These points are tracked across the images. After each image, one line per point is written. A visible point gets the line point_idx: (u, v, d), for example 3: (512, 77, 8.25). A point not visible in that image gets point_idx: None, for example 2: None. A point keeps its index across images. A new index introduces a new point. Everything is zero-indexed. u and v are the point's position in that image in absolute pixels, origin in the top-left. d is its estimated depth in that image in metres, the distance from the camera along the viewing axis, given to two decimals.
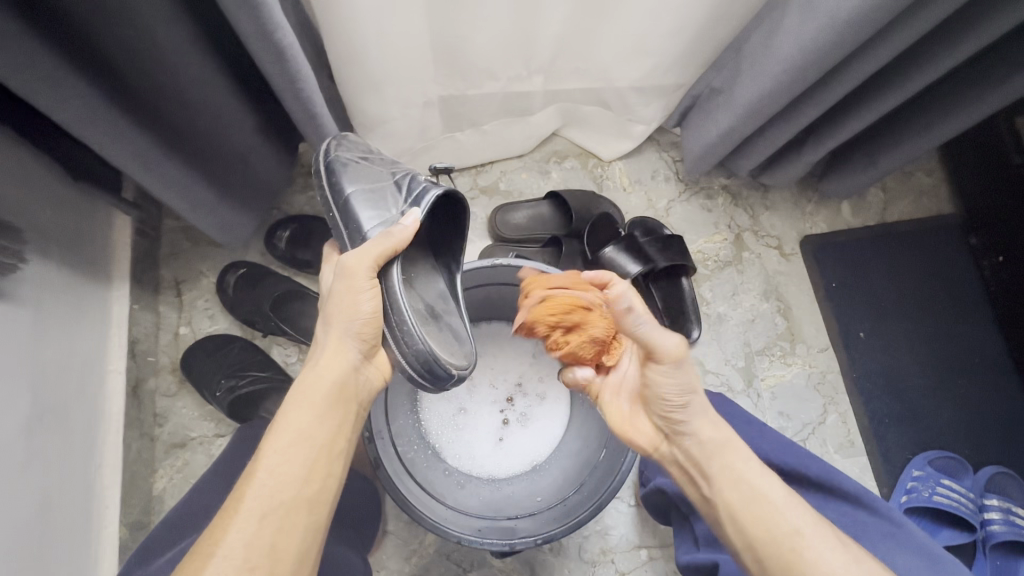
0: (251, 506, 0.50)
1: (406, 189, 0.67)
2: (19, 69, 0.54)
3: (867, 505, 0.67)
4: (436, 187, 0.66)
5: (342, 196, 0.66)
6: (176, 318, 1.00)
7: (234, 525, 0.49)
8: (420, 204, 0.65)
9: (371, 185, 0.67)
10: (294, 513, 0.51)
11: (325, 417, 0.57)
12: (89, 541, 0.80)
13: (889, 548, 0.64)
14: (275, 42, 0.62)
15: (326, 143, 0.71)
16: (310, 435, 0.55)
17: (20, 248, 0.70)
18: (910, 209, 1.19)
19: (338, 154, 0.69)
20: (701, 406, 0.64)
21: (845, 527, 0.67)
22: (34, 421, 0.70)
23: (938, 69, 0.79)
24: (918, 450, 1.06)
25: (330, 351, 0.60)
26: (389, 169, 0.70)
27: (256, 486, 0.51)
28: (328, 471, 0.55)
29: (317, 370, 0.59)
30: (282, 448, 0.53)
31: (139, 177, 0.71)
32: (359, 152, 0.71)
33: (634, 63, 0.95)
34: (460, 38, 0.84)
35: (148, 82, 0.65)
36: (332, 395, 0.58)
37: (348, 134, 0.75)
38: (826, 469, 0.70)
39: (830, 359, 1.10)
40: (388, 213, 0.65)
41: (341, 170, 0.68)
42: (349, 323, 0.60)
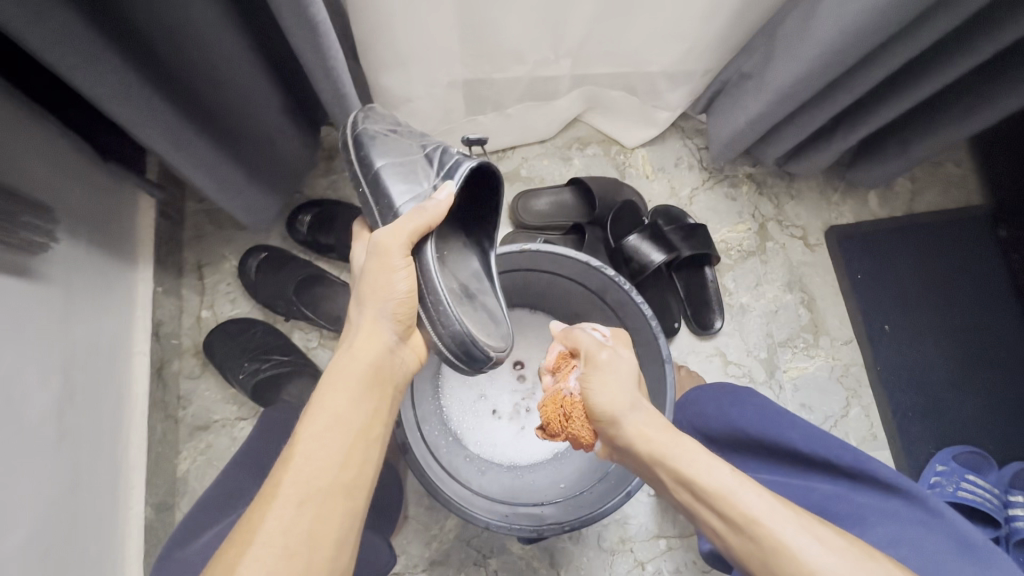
0: (288, 491, 0.50)
1: (437, 164, 0.66)
2: (56, 46, 0.53)
3: (901, 494, 0.65)
4: (471, 158, 0.64)
5: (373, 170, 0.65)
6: (199, 302, 1.00)
7: (273, 509, 0.49)
8: (453, 177, 0.63)
9: (401, 159, 0.66)
10: (331, 498, 0.51)
11: (360, 400, 0.56)
12: (117, 520, 0.81)
13: (923, 535, 0.61)
14: (308, 18, 0.61)
15: (353, 116, 0.70)
16: (345, 419, 0.55)
17: (52, 228, 0.70)
18: (939, 200, 1.17)
19: (368, 126, 0.68)
20: (630, 415, 0.62)
21: (876, 514, 0.65)
22: (62, 401, 0.71)
23: (984, 52, 0.76)
24: (942, 444, 1.05)
25: (363, 334, 0.60)
26: (419, 143, 0.69)
27: (292, 471, 0.51)
28: (365, 457, 0.55)
29: (352, 352, 0.59)
30: (318, 432, 0.53)
31: (171, 158, 0.71)
32: (388, 125, 0.70)
33: (664, 46, 0.93)
34: (490, 20, 0.82)
35: (180, 61, 0.64)
36: (368, 377, 0.58)
37: (375, 106, 0.74)
38: (859, 457, 0.67)
39: (853, 351, 1.09)
40: (419, 188, 0.64)
41: (370, 144, 0.66)
42: (385, 304, 0.60)
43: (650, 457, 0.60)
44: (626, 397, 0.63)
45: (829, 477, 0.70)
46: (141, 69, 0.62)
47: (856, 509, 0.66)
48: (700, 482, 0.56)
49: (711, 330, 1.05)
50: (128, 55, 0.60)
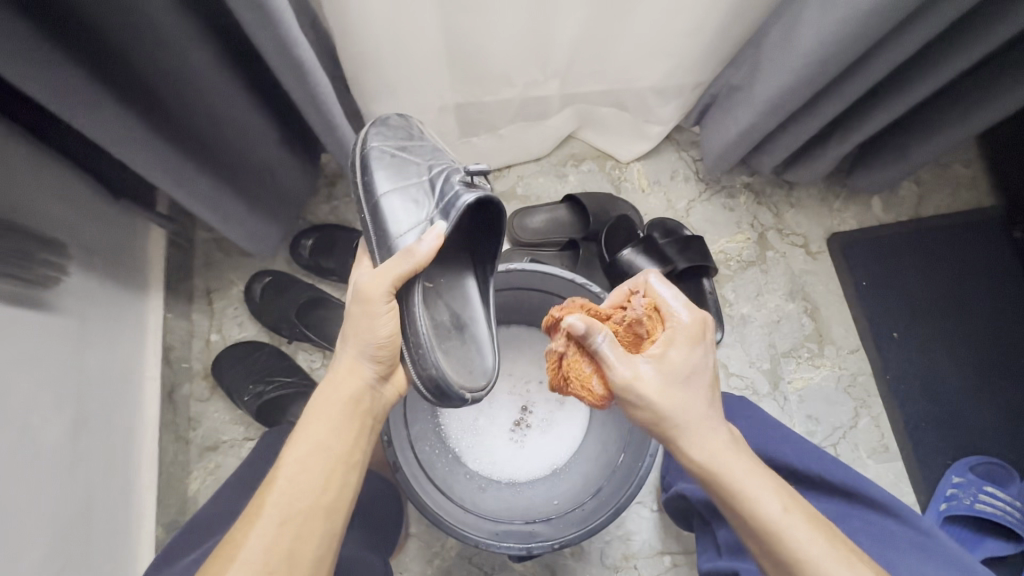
0: (271, 512, 0.52)
1: (439, 193, 0.66)
2: (61, 96, 0.57)
3: (893, 514, 0.64)
4: (470, 191, 0.63)
5: (374, 198, 0.67)
6: (207, 326, 1.03)
7: (256, 528, 0.52)
8: (449, 214, 0.63)
9: (403, 188, 0.67)
10: (311, 521, 0.53)
11: (341, 429, 0.58)
12: (129, 539, 0.84)
13: (920, 559, 0.60)
14: (294, 57, 0.64)
15: (366, 131, 0.72)
16: (327, 446, 0.57)
17: (63, 262, 0.74)
18: (946, 202, 1.14)
19: (375, 151, 0.69)
20: (680, 427, 0.58)
21: (870, 538, 0.64)
22: (77, 425, 0.75)
23: (974, 52, 0.75)
24: (957, 455, 1.02)
25: (345, 366, 0.61)
26: (424, 167, 0.70)
27: (276, 493, 0.53)
28: (345, 482, 0.56)
29: (333, 385, 0.61)
30: (300, 458, 0.55)
31: (174, 193, 0.75)
32: (397, 144, 0.71)
33: (651, 64, 0.94)
34: (476, 46, 0.85)
35: (180, 106, 0.68)
36: (348, 410, 0.59)
37: (391, 115, 0.75)
38: (851, 476, 0.68)
39: (860, 360, 1.07)
40: (418, 220, 0.65)
41: (375, 170, 0.68)
42: (365, 343, 0.60)
43: (699, 471, 0.58)
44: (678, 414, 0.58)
45: (824, 495, 0.69)
46: (144, 115, 0.66)
47: (853, 530, 0.65)
48: (748, 512, 0.55)
49: None
50: (132, 104, 0.64)
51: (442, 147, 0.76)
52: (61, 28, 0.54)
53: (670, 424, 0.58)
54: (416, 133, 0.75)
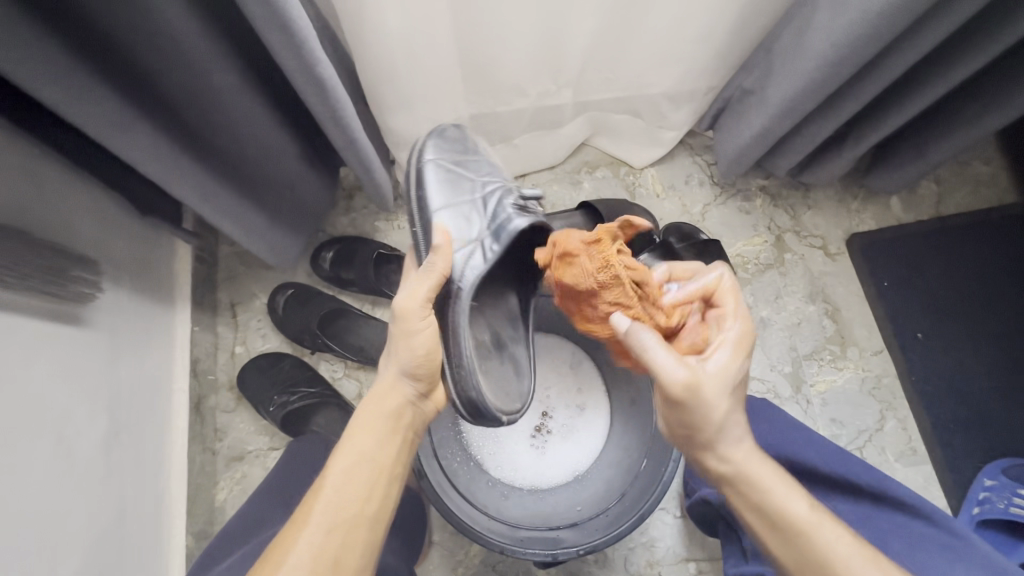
0: (318, 519, 0.54)
1: (491, 214, 0.66)
2: (93, 117, 0.60)
3: (923, 517, 0.63)
4: (525, 218, 0.63)
5: (428, 211, 0.66)
6: (232, 338, 1.06)
7: (304, 534, 0.53)
8: (502, 235, 0.63)
9: (455, 205, 0.67)
10: (355, 529, 0.55)
11: (384, 442, 0.60)
12: (160, 548, 0.86)
13: (948, 560, 0.58)
14: (316, 76, 0.66)
15: (422, 140, 0.72)
16: (372, 458, 0.59)
17: (97, 278, 0.77)
18: (968, 200, 1.12)
19: (430, 161, 0.69)
20: (721, 431, 0.58)
21: (899, 543, 0.61)
22: (110, 437, 0.77)
23: (988, 52, 0.74)
24: (989, 457, 1.00)
25: (386, 380, 0.63)
26: (477, 185, 0.70)
27: (323, 502, 0.55)
28: (387, 492, 0.58)
29: (376, 400, 0.62)
30: (346, 469, 0.57)
31: (200, 208, 0.77)
32: (452, 156, 0.71)
33: (663, 70, 0.95)
34: (490, 59, 0.87)
35: (206, 125, 0.71)
36: (390, 423, 0.61)
37: (444, 125, 0.75)
38: (880, 480, 0.67)
39: (884, 362, 1.05)
40: (469, 238, 0.65)
41: (429, 182, 0.68)
42: (405, 360, 0.62)
43: (723, 475, 0.59)
44: (722, 417, 0.57)
45: (850, 498, 0.68)
46: (170, 133, 0.69)
47: (880, 536, 0.63)
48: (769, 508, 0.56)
49: None
50: (159, 123, 0.67)
51: (493, 163, 0.76)
52: (94, 53, 0.57)
53: (709, 425, 0.57)
54: (469, 145, 0.76)
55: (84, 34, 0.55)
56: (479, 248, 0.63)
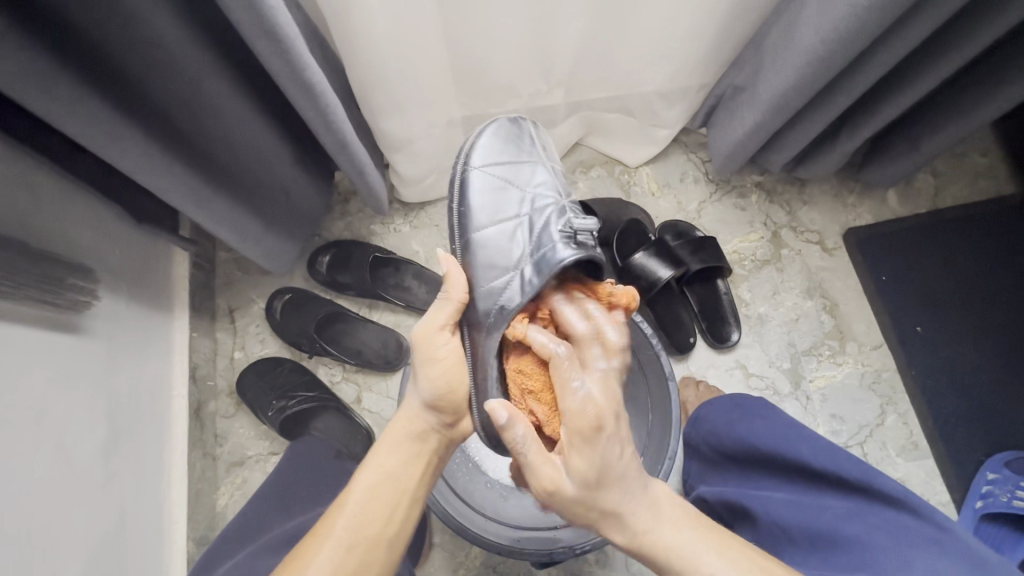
0: (339, 535, 0.56)
1: (536, 236, 0.66)
2: (88, 128, 0.60)
3: (911, 509, 0.61)
4: (571, 251, 0.61)
5: (468, 229, 0.68)
6: (231, 343, 1.06)
7: (325, 548, 0.56)
8: (542, 270, 0.62)
9: (497, 227, 0.67)
10: (374, 549, 0.57)
11: (409, 464, 0.63)
12: (162, 555, 0.87)
13: (932, 556, 0.56)
14: (305, 81, 0.67)
15: (469, 145, 0.73)
16: (396, 478, 0.61)
17: (94, 287, 0.78)
18: (966, 192, 1.12)
19: (478, 171, 0.70)
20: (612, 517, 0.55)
21: (886, 534, 0.60)
22: (110, 443, 0.78)
23: (978, 41, 0.74)
24: (992, 451, 0.99)
25: (410, 406, 0.65)
26: (521, 204, 0.69)
27: (345, 518, 0.57)
28: (408, 514, 0.61)
29: (403, 420, 0.65)
30: (370, 487, 0.60)
31: (196, 216, 0.77)
32: (497, 165, 0.71)
33: (654, 69, 0.95)
34: (480, 60, 0.87)
35: (199, 132, 0.71)
36: (415, 445, 0.64)
37: (498, 122, 0.75)
38: (866, 471, 0.65)
39: (883, 356, 1.05)
40: (508, 266, 0.65)
41: (470, 196, 0.69)
42: (430, 387, 0.63)
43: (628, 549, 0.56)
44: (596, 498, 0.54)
45: (843, 494, 0.66)
46: (166, 142, 0.68)
47: (868, 528, 0.61)
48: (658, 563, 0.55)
49: (728, 342, 1.03)
50: (156, 134, 0.67)
51: (550, 169, 0.74)
52: (86, 65, 0.57)
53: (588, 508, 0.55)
54: (525, 148, 0.74)
55: (74, 44, 0.55)
56: (518, 275, 0.63)
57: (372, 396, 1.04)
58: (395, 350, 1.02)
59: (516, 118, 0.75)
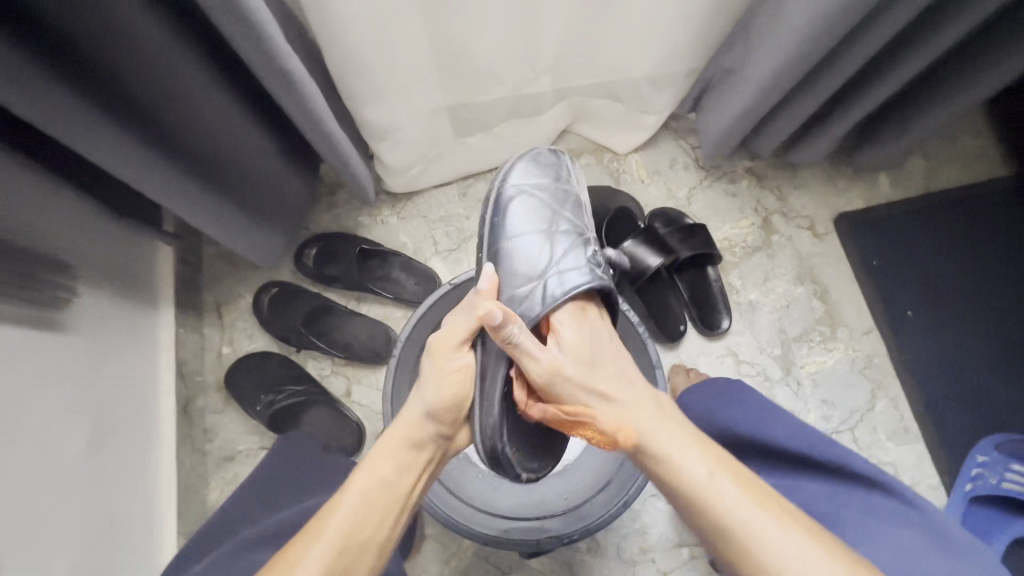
0: (328, 539, 0.55)
1: (559, 254, 0.70)
2: (59, 121, 0.59)
3: (885, 490, 0.63)
4: (585, 279, 0.67)
5: (499, 238, 0.71)
6: (219, 339, 1.04)
7: (313, 551, 0.54)
8: (564, 288, 0.67)
9: (526, 238, 0.71)
10: (359, 558, 0.56)
11: (405, 472, 0.61)
12: (149, 551, 0.86)
13: (895, 527, 0.59)
14: (280, 68, 0.65)
15: (514, 160, 0.77)
16: (390, 485, 0.60)
17: (73, 283, 0.76)
18: (957, 175, 1.11)
19: (515, 188, 0.74)
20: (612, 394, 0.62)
21: (854, 510, 0.62)
22: (97, 439, 0.77)
23: (971, 18, 0.73)
24: (983, 434, 0.99)
25: (411, 413, 0.63)
26: (552, 220, 0.73)
27: (336, 524, 0.56)
28: (397, 524, 0.60)
29: (404, 425, 0.62)
30: (363, 494, 0.58)
31: (177, 209, 0.76)
32: (536, 183, 0.75)
33: (643, 53, 0.93)
34: (464, 46, 0.85)
35: (180, 128, 0.70)
36: (412, 453, 0.62)
37: (545, 147, 0.79)
38: (842, 454, 0.65)
39: (875, 341, 1.04)
40: (531, 275, 0.68)
41: (506, 206, 0.73)
42: (435, 398, 0.62)
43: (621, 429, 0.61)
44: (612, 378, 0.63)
45: (816, 475, 0.68)
46: (145, 136, 0.67)
47: (839, 506, 0.63)
48: (668, 475, 0.58)
49: (718, 330, 1.03)
50: (134, 130, 0.66)
51: (582, 199, 0.77)
52: (58, 60, 0.56)
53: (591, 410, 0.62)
54: (560, 174, 0.77)
55: (44, 36, 0.54)
56: (541, 285, 0.67)
57: (362, 390, 1.03)
58: (384, 342, 1.02)
59: (556, 149, 0.79)
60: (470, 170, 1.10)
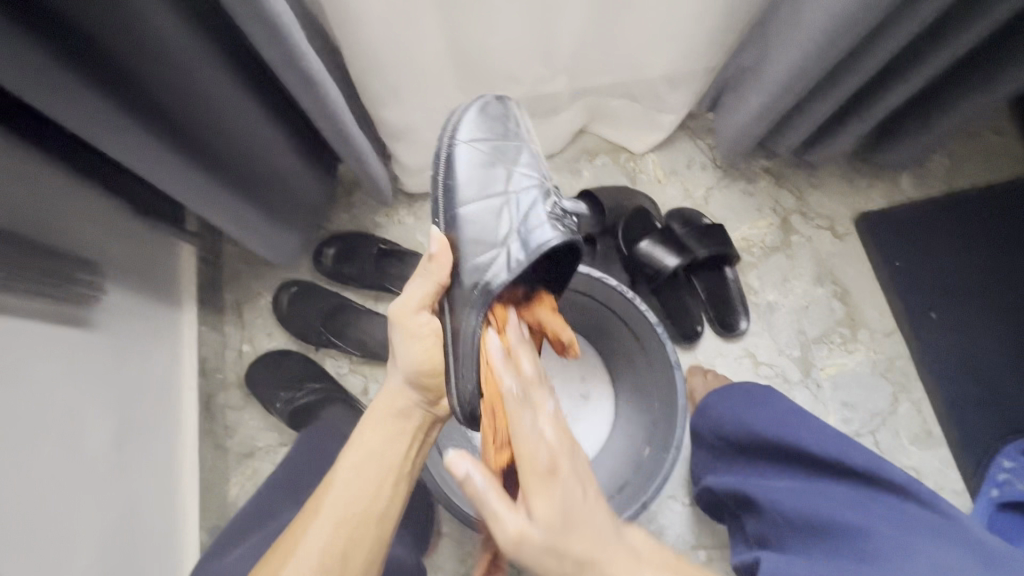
0: (328, 513, 0.59)
1: (521, 213, 0.62)
2: (85, 120, 0.60)
3: (915, 499, 0.62)
4: (550, 233, 0.59)
5: (453, 205, 0.63)
6: (239, 337, 1.06)
7: (314, 525, 0.58)
8: (528, 249, 0.58)
9: (481, 200, 0.63)
10: (362, 526, 0.59)
11: (395, 441, 0.65)
12: (172, 545, 0.88)
13: (933, 540, 0.57)
14: (302, 69, 0.66)
15: (456, 114, 0.69)
16: (381, 456, 0.63)
17: (99, 281, 0.78)
18: (982, 173, 1.09)
19: (463, 146, 0.66)
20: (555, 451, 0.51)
21: (888, 523, 0.60)
22: (120, 433, 0.79)
23: (1000, 12, 0.71)
24: (1009, 438, 0.97)
25: (391, 387, 0.66)
26: (505, 176, 0.65)
27: (332, 496, 0.60)
28: (394, 489, 0.63)
29: (384, 399, 0.66)
30: (355, 466, 0.62)
31: (197, 208, 0.78)
32: (485, 138, 0.67)
33: (659, 52, 0.93)
34: (480, 46, 0.86)
35: (199, 125, 0.71)
36: (398, 422, 0.65)
37: (491, 97, 0.72)
38: (873, 461, 0.65)
39: (897, 343, 1.03)
40: (492, 242, 0.60)
41: (454, 166, 0.65)
42: (410, 366, 0.65)
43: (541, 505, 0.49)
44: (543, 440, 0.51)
45: (846, 484, 0.67)
46: (167, 135, 0.69)
47: (870, 516, 0.61)
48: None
49: (736, 331, 1.02)
50: (155, 128, 0.67)
51: (536, 151, 0.70)
52: (83, 59, 0.57)
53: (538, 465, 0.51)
54: (509, 126, 0.70)
55: (72, 36, 0.55)
56: (504, 251, 0.59)
57: (378, 388, 1.04)
58: None
59: (503, 98, 0.72)
60: None
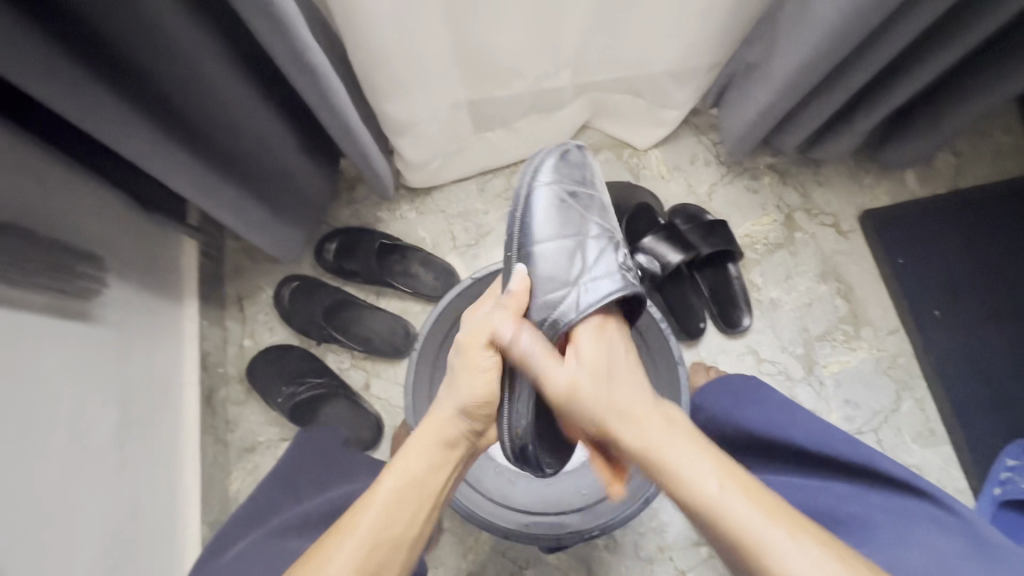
0: (363, 534, 0.56)
1: (592, 260, 0.68)
2: (90, 115, 0.60)
3: (911, 491, 0.61)
4: (617, 286, 0.65)
5: (530, 240, 0.69)
6: (241, 332, 1.07)
7: (348, 545, 0.55)
8: (598, 296, 0.65)
9: (558, 241, 0.69)
10: (390, 556, 0.57)
11: (436, 468, 0.62)
12: (175, 539, 0.88)
13: (929, 530, 0.58)
14: (306, 63, 0.66)
15: (540, 154, 0.75)
16: (423, 484, 0.60)
17: (103, 275, 0.78)
18: (988, 172, 1.08)
19: (545, 188, 0.71)
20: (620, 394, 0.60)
21: (885, 513, 0.60)
22: (124, 428, 0.79)
23: (1009, 9, 0.71)
24: (1012, 437, 0.96)
25: (443, 411, 0.63)
26: (582, 222, 0.71)
27: (369, 521, 0.57)
28: (426, 521, 0.61)
29: (436, 419, 0.63)
30: (396, 491, 0.59)
31: (202, 203, 0.77)
32: (566, 182, 0.73)
33: (664, 48, 0.93)
34: (485, 41, 0.85)
35: (202, 119, 0.71)
36: (444, 448, 0.62)
37: (572, 143, 0.77)
38: (869, 454, 0.65)
39: (900, 341, 1.02)
40: (566, 280, 0.66)
41: (535, 205, 0.70)
42: (466, 395, 0.62)
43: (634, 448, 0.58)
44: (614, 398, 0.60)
45: (842, 478, 0.66)
46: (172, 130, 0.69)
47: (868, 508, 0.62)
48: (680, 491, 0.56)
49: (739, 328, 1.02)
50: (160, 122, 0.67)
51: (605, 203, 0.75)
52: (88, 52, 0.57)
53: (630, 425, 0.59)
54: (580, 173, 0.75)
55: (78, 30, 0.55)
56: (576, 291, 0.65)
57: (380, 383, 1.04)
58: (403, 337, 1.02)
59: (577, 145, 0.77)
60: (489, 166, 1.10)
